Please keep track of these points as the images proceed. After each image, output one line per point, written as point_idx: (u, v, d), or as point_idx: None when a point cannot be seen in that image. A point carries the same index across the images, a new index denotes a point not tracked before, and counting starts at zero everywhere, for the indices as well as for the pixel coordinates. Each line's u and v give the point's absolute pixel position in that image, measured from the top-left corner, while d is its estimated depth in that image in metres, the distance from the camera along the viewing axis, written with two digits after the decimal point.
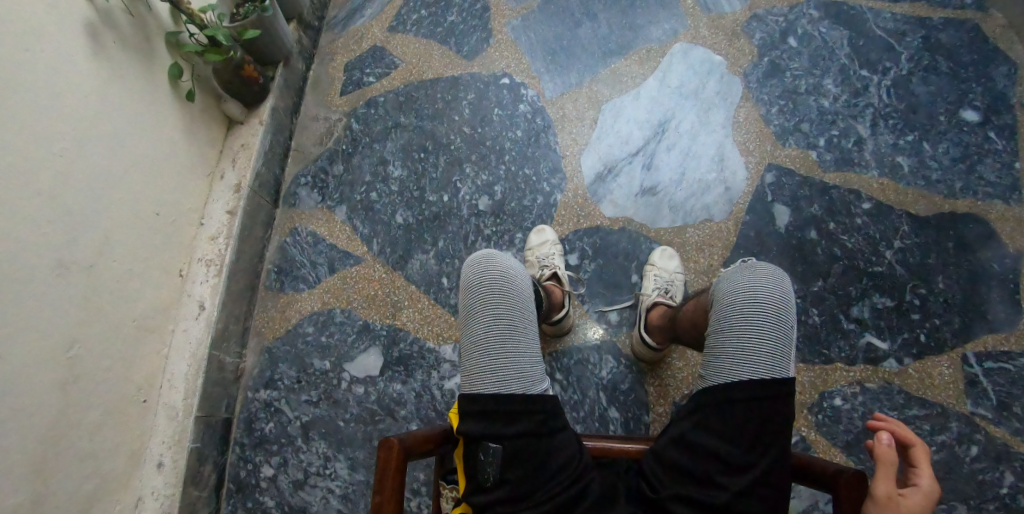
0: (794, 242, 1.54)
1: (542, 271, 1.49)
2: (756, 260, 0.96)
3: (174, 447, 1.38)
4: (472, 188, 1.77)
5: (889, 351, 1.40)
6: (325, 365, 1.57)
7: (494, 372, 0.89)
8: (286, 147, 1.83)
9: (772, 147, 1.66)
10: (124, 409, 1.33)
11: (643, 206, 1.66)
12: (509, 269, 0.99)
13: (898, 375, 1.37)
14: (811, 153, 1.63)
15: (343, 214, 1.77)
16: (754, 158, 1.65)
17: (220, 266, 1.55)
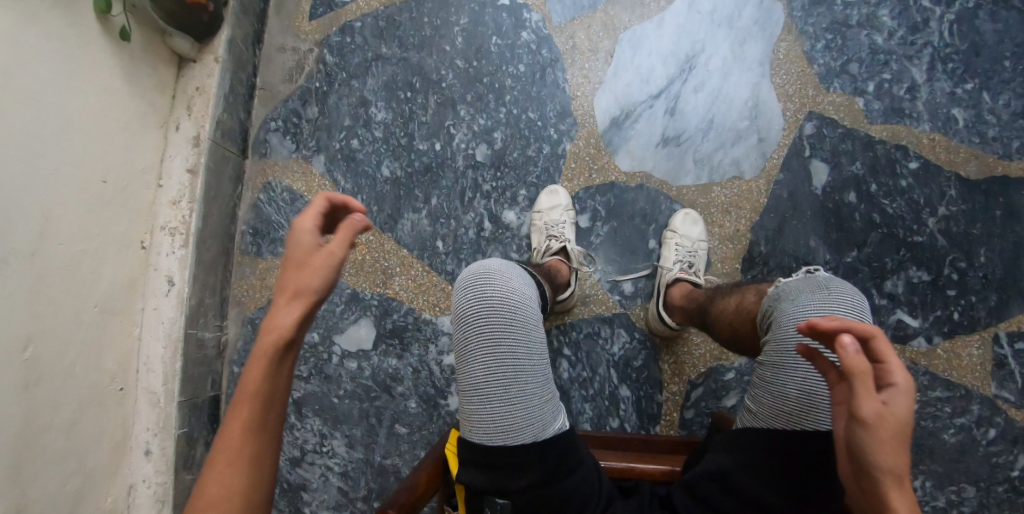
0: (831, 206, 1.39)
1: (551, 242, 1.35)
2: (833, 281, 0.84)
3: (161, 433, 1.30)
4: (468, 135, 1.54)
5: (921, 329, 1.32)
6: (314, 338, 1.45)
7: (496, 421, 0.77)
8: (250, 84, 1.56)
9: (814, 92, 1.44)
10: (100, 401, 1.21)
11: (664, 158, 1.46)
12: (508, 289, 0.84)
13: (926, 355, 1.31)
14: (858, 100, 1.43)
15: (322, 165, 1.55)
16: (793, 105, 1.44)
17: (186, 233, 1.36)
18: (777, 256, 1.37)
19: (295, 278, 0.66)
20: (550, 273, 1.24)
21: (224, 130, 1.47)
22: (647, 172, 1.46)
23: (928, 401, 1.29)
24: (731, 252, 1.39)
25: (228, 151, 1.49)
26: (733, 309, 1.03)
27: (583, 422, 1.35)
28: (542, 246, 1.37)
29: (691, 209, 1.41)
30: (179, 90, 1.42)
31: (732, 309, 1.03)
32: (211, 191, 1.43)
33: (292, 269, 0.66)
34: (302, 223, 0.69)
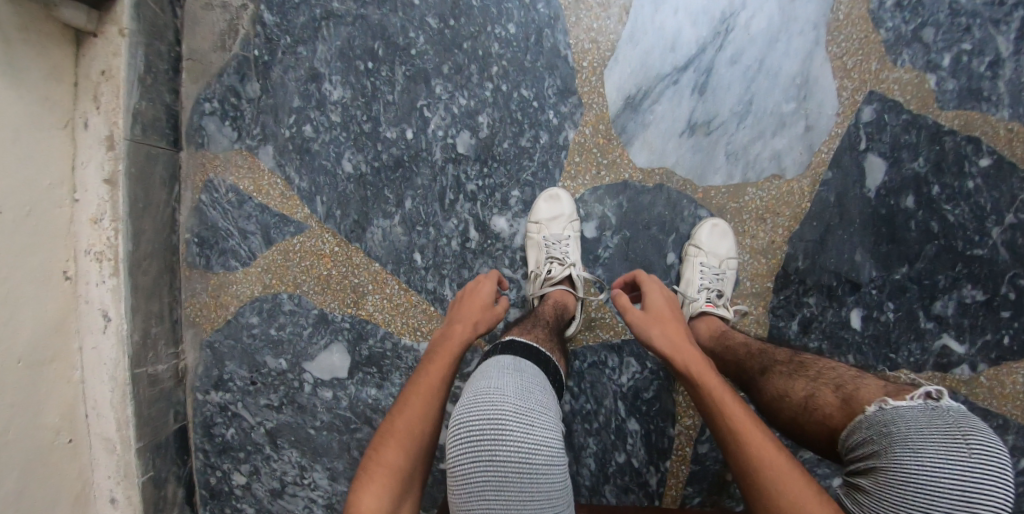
0: (884, 212, 1.18)
1: (547, 269, 1.16)
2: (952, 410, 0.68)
3: (125, 482, 1.16)
4: (445, 119, 1.27)
5: (965, 356, 1.18)
6: (282, 365, 1.29)
7: None
8: (173, 55, 1.25)
9: (877, 66, 1.17)
10: (47, 462, 1.05)
11: (690, 150, 1.22)
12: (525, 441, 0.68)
13: (967, 383, 1.18)
14: (930, 77, 1.17)
15: (270, 159, 1.28)
16: (851, 83, 1.18)
17: (115, 259, 1.14)
18: (816, 273, 1.21)
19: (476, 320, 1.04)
20: (547, 325, 1.02)
21: (144, 123, 1.19)
22: (669, 169, 1.22)
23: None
24: (762, 268, 1.22)
25: (155, 149, 1.22)
26: (788, 388, 0.86)
27: (587, 454, 1.27)
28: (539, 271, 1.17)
29: (719, 218, 1.20)
30: (80, 74, 1.12)
31: (786, 386, 0.86)
32: (139, 202, 1.18)
33: (471, 309, 1.07)
34: (478, 286, 1.12)
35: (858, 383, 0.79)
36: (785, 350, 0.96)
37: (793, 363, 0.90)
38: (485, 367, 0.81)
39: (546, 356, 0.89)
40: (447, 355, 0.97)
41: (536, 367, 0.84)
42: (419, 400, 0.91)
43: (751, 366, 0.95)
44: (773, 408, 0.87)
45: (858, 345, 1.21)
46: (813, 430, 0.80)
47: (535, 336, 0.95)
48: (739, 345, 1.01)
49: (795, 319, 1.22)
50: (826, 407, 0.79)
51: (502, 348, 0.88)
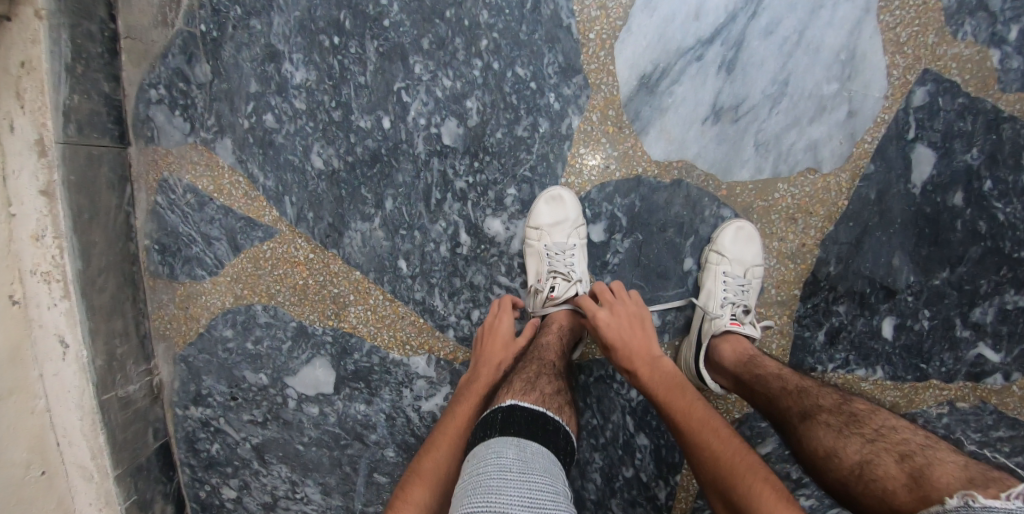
0: (929, 211, 1.04)
1: (547, 287, 1.06)
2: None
3: (108, 509, 1.09)
4: (427, 105, 1.11)
5: (1001, 364, 1.05)
6: (262, 380, 1.19)
7: None
8: (110, 35, 1.08)
9: (934, 39, 1.02)
10: (20, 498, 0.97)
11: (714, 139, 1.07)
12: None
13: (998, 392, 1.05)
14: (993, 53, 1.01)
15: (229, 154, 1.13)
16: (906, 60, 1.03)
17: (64, 280, 1.02)
18: (848, 279, 1.07)
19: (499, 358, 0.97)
20: (553, 372, 0.87)
21: (80, 121, 1.03)
22: (688, 162, 1.07)
23: (986, 441, 1.04)
24: (790, 274, 1.09)
25: (98, 149, 1.07)
26: (838, 444, 0.72)
27: (592, 471, 1.17)
28: (538, 287, 1.07)
29: (745, 220, 1.06)
30: None
31: (835, 442, 0.72)
32: (84, 212, 1.04)
33: (496, 348, 0.99)
34: (500, 320, 1.02)
35: (930, 454, 0.66)
36: (829, 391, 0.81)
37: (842, 412, 0.76)
38: (476, 454, 0.68)
39: (556, 425, 0.74)
40: (473, 399, 0.92)
41: (547, 451, 0.69)
42: (445, 446, 0.87)
43: (789, 407, 0.80)
44: (816, 466, 0.73)
45: (888, 356, 1.08)
46: (866, 504, 0.66)
47: (541, 395, 0.79)
48: (774, 376, 0.86)
49: (822, 329, 1.09)
50: (887, 479, 0.65)
51: (501, 429, 0.71)
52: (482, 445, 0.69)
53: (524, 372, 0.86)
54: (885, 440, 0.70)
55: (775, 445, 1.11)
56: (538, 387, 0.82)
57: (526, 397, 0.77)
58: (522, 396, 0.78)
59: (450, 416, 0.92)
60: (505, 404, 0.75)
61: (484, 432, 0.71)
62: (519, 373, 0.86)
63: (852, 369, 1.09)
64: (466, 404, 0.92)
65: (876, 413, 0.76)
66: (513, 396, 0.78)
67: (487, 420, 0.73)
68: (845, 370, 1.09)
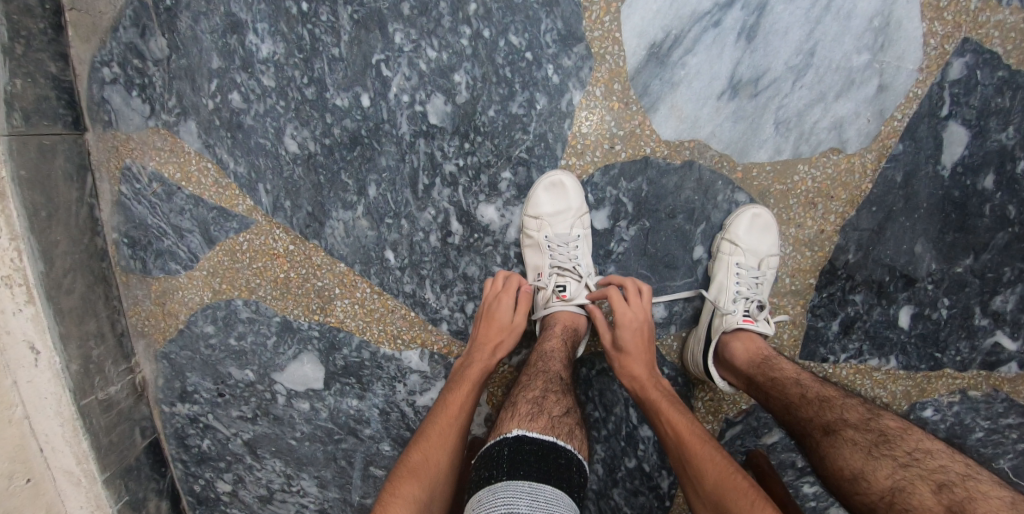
0: (957, 195, 0.98)
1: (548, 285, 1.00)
2: None
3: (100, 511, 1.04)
4: (410, 80, 1.03)
5: (1016, 353, 0.99)
6: (248, 377, 1.13)
7: None
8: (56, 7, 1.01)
9: (977, 5, 0.94)
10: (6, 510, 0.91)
11: (731, 116, 1.00)
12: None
13: (1011, 381, 0.99)
14: None
15: (194, 138, 1.08)
16: (943, 29, 0.95)
17: (26, 285, 0.95)
18: (867, 268, 1.01)
19: (497, 343, 0.92)
20: (561, 389, 0.84)
21: (26, 110, 0.96)
22: (701, 142, 1.00)
23: (994, 428, 0.99)
24: (806, 262, 1.02)
25: (49, 139, 1.00)
26: (866, 467, 0.71)
27: (593, 461, 1.10)
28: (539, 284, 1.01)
29: (761, 206, 0.99)
30: None
31: (863, 464, 0.71)
32: (41, 210, 0.97)
33: (494, 332, 0.93)
34: (500, 303, 0.95)
35: (970, 487, 0.64)
36: (855, 403, 0.79)
37: (871, 430, 0.74)
38: (485, 501, 0.65)
39: (567, 457, 0.72)
40: (469, 387, 0.87)
41: (561, 493, 0.66)
42: (441, 437, 0.82)
43: (810, 419, 0.78)
44: (843, 487, 0.72)
45: (903, 345, 1.01)
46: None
47: (550, 421, 0.77)
48: (791, 382, 0.83)
49: (836, 319, 1.02)
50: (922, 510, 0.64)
51: (509, 470, 0.68)
52: (490, 490, 0.66)
53: (531, 390, 0.83)
54: (920, 467, 0.68)
55: (783, 435, 1.04)
56: (546, 409, 0.80)
57: (534, 427, 0.74)
58: (529, 424, 0.75)
59: (443, 404, 0.86)
60: (512, 435, 0.73)
61: (490, 471, 0.69)
62: (525, 391, 0.83)
63: (865, 359, 1.02)
64: (461, 392, 0.86)
65: (908, 431, 0.74)
66: (520, 424, 0.75)
67: (494, 456, 0.71)
68: (858, 360, 1.02)
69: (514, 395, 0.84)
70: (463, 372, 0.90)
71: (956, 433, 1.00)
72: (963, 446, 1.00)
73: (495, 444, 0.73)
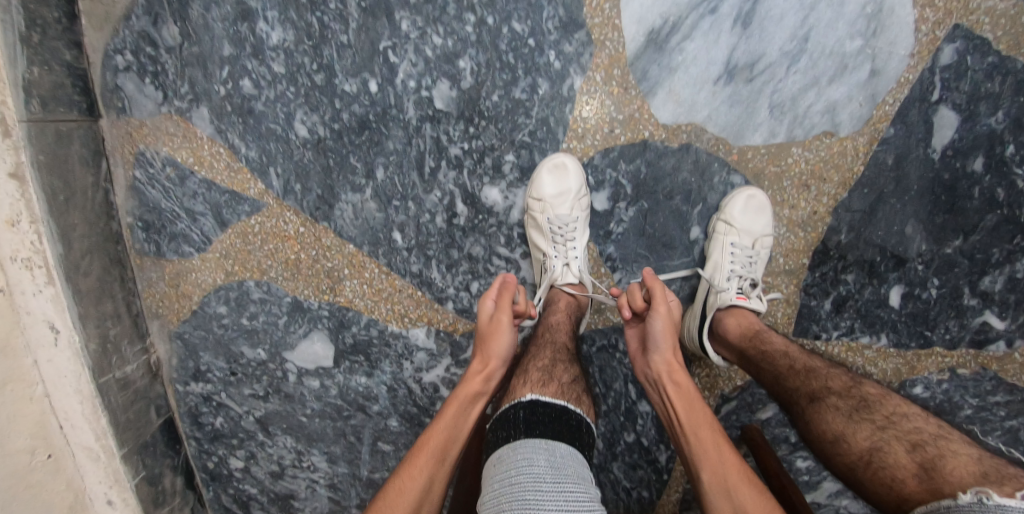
0: (947, 178, 1.01)
1: (555, 262, 1.04)
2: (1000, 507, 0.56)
3: (118, 485, 1.07)
4: (416, 66, 1.06)
5: (1003, 332, 1.02)
6: (260, 355, 1.17)
7: None
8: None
9: None
10: (27, 485, 0.94)
11: (727, 100, 1.03)
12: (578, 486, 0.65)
13: (998, 359, 1.03)
14: None
15: (206, 124, 1.11)
16: (934, 15, 0.98)
17: (46, 266, 0.99)
18: (859, 248, 1.04)
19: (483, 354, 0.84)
20: (567, 358, 0.89)
21: (43, 96, 0.99)
22: (698, 126, 1.04)
23: (982, 405, 1.03)
24: (799, 243, 1.06)
25: (66, 125, 1.04)
26: (846, 430, 0.75)
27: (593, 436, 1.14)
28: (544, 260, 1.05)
29: (757, 187, 1.03)
30: None
31: (844, 427, 0.75)
32: (59, 194, 1.01)
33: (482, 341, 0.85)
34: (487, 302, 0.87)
35: (943, 446, 0.68)
36: (839, 372, 0.83)
37: (853, 396, 0.78)
38: (506, 457, 0.68)
39: (578, 419, 0.76)
40: (448, 418, 0.78)
41: (574, 451, 0.70)
42: (416, 474, 0.73)
43: (796, 387, 0.82)
44: (826, 449, 0.76)
45: (893, 324, 1.05)
46: (873, 489, 0.70)
47: (559, 386, 0.81)
48: (780, 353, 0.87)
49: (829, 298, 1.06)
50: (897, 467, 0.68)
51: (525, 430, 0.71)
52: (510, 447, 0.69)
53: (541, 359, 0.87)
54: (896, 428, 0.72)
55: (776, 410, 1.08)
56: (555, 376, 0.84)
57: (546, 392, 0.78)
58: (542, 389, 0.79)
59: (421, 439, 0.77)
60: (526, 399, 0.76)
61: (507, 432, 0.72)
62: (535, 360, 0.87)
63: (856, 337, 1.06)
64: (438, 423, 0.77)
65: (886, 398, 0.78)
66: (533, 389, 0.78)
67: (510, 418, 0.74)
68: (850, 337, 1.06)
69: (523, 363, 0.88)
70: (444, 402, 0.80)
71: (945, 409, 1.04)
72: (951, 421, 1.04)
73: (510, 407, 0.76)
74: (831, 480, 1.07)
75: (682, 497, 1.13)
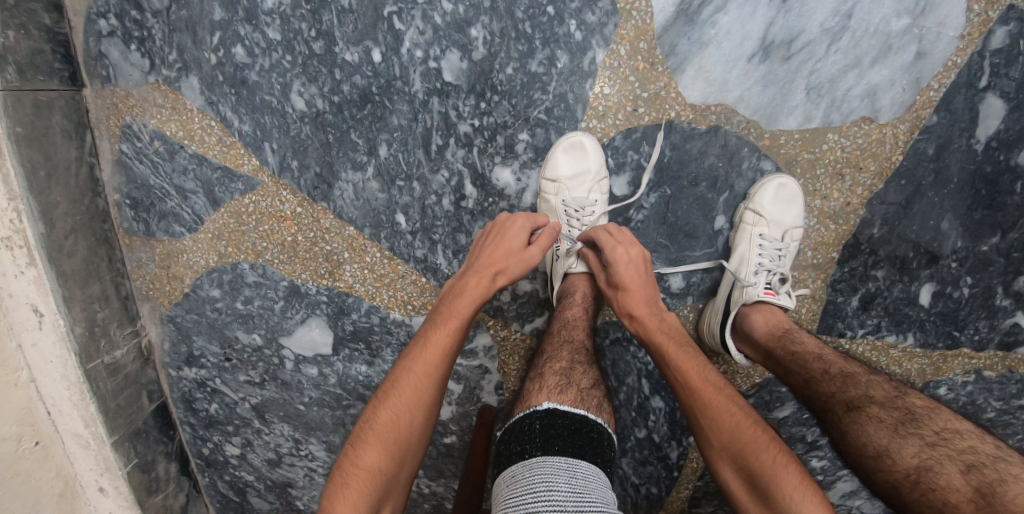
0: (989, 170, 0.94)
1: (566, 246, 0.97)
2: None
3: (110, 473, 1.02)
4: (424, 34, 0.98)
5: None
6: (255, 341, 1.11)
7: None
8: None
9: None
10: (15, 473, 0.90)
11: (761, 80, 0.96)
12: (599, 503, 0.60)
13: None
14: None
15: (197, 95, 1.03)
16: None
17: (26, 246, 0.92)
18: (891, 243, 0.98)
19: (500, 269, 0.83)
20: (585, 359, 0.85)
21: (20, 63, 0.92)
22: (728, 107, 0.97)
23: (1006, 409, 0.98)
24: (829, 235, 0.99)
25: (46, 95, 0.96)
26: (891, 445, 0.73)
27: None
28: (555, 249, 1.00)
29: (787, 175, 0.97)
30: None
31: (888, 442, 0.73)
32: (40, 168, 0.93)
33: (499, 256, 0.84)
34: (515, 224, 0.87)
35: (1000, 470, 0.66)
36: (883, 382, 0.81)
37: (897, 408, 0.77)
38: (522, 477, 0.63)
39: (599, 431, 0.72)
40: (429, 372, 0.74)
41: (596, 469, 0.66)
42: (394, 439, 0.71)
43: (832, 395, 0.80)
44: (866, 464, 0.74)
45: (922, 323, 0.99)
46: (920, 511, 0.68)
47: (578, 393, 0.77)
48: (813, 356, 0.85)
49: (856, 295, 1.00)
50: (948, 491, 0.66)
51: (543, 444, 0.67)
52: (526, 466, 0.64)
53: (558, 362, 0.83)
54: (948, 447, 0.70)
55: (795, 409, 1.03)
56: (574, 381, 0.80)
57: (564, 400, 0.74)
58: (560, 397, 0.75)
59: (400, 373, 0.75)
60: (542, 409, 0.72)
61: (523, 445, 0.67)
62: (552, 362, 0.83)
63: (882, 336, 1.00)
64: (431, 356, 0.75)
65: (935, 411, 0.76)
66: (550, 397, 0.75)
67: (525, 429, 0.70)
68: (876, 336, 1.00)
69: (539, 365, 0.84)
70: (429, 330, 0.77)
71: (969, 413, 0.98)
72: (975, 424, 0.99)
73: (525, 417, 0.72)
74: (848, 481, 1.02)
75: (691, 494, 1.08)
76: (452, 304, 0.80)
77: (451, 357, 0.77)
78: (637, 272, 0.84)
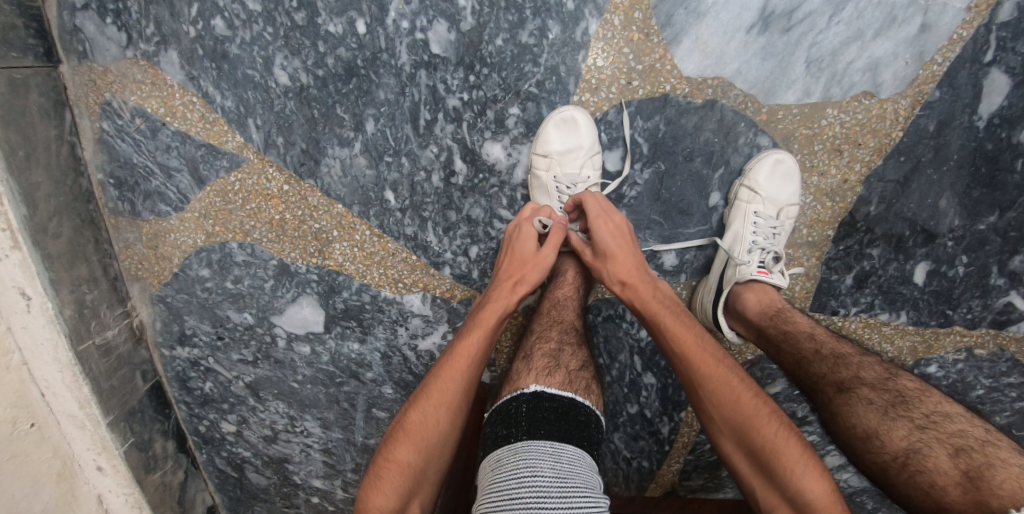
0: (990, 147, 0.92)
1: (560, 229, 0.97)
2: None
3: (107, 452, 1.02)
4: (410, 4, 0.95)
5: None
6: (247, 320, 1.10)
7: None
8: None
9: None
10: (13, 453, 0.86)
11: (760, 53, 0.93)
12: (587, 488, 0.61)
13: (1019, 340, 0.97)
14: None
15: (177, 70, 1.00)
16: None
17: (9, 229, 0.90)
18: (888, 221, 0.96)
19: (519, 278, 0.87)
20: (575, 340, 0.85)
21: None
22: (725, 81, 0.94)
23: (995, 387, 0.98)
24: (825, 214, 0.98)
25: (20, 72, 0.93)
26: (880, 428, 0.74)
27: None
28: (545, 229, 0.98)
29: (785, 151, 0.94)
30: None
31: (878, 425, 0.74)
32: (18, 149, 0.91)
33: (516, 265, 0.88)
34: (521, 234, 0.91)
35: (990, 453, 0.66)
36: (875, 363, 0.82)
37: (888, 390, 0.77)
38: (507, 462, 0.64)
39: (587, 413, 0.72)
40: (456, 374, 0.78)
41: (583, 453, 0.66)
42: (420, 436, 0.75)
43: (824, 376, 0.81)
44: (855, 444, 0.76)
45: (915, 302, 0.98)
46: (908, 492, 0.69)
47: (566, 375, 0.77)
48: (804, 336, 0.85)
49: (850, 273, 0.99)
50: (936, 473, 0.67)
51: (529, 429, 0.67)
52: (511, 450, 0.65)
53: (548, 342, 0.83)
54: (937, 430, 0.71)
55: (785, 386, 1.03)
56: (562, 363, 0.80)
57: (552, 382, 0.74)
58: (547, 379, 0.74)
59: (431, 383, 0.79)
60: (530, 391, 0.72)
61: (508, 429, 0.67)
62: (541, 343, 0.83)
63: (875, 314, 1.00)
64: (452, 376, 0.78)
65: (926, 393, 0.77)
66: (537, 379, 0.74)
67: (512, 412, 0.70)
68: (868, 314, 1.00)
69: (530, 345, 0.84)
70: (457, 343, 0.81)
71: (957, 390, 0.99)
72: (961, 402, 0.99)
73: (513, 400, 0.72)
74: (836, 456, 1.03)
75: (683, 468, 1.09)
76: (478, 315, 0.84)
77: (474, 371, 0.80)
78: (623, 242, 0.87)
